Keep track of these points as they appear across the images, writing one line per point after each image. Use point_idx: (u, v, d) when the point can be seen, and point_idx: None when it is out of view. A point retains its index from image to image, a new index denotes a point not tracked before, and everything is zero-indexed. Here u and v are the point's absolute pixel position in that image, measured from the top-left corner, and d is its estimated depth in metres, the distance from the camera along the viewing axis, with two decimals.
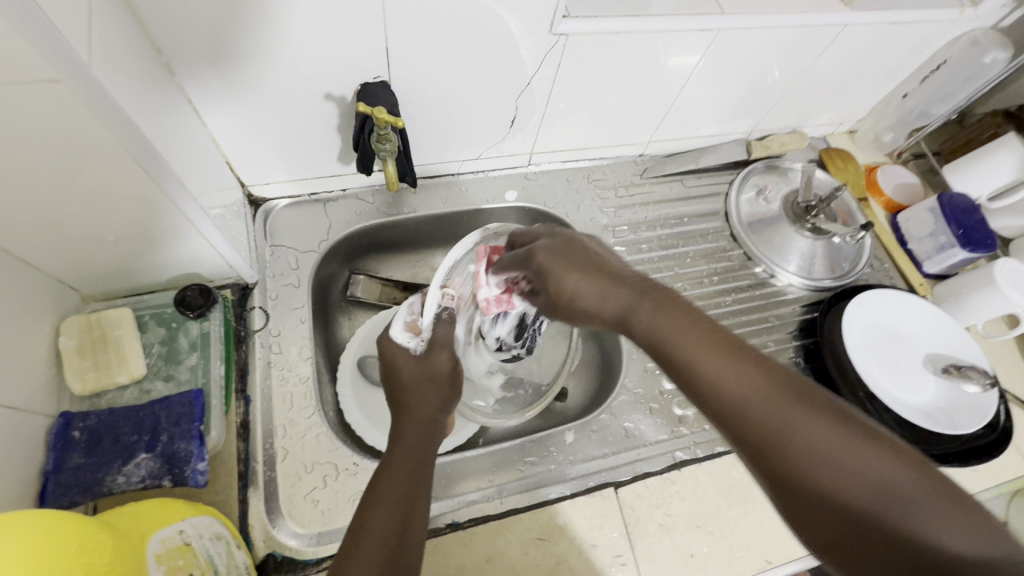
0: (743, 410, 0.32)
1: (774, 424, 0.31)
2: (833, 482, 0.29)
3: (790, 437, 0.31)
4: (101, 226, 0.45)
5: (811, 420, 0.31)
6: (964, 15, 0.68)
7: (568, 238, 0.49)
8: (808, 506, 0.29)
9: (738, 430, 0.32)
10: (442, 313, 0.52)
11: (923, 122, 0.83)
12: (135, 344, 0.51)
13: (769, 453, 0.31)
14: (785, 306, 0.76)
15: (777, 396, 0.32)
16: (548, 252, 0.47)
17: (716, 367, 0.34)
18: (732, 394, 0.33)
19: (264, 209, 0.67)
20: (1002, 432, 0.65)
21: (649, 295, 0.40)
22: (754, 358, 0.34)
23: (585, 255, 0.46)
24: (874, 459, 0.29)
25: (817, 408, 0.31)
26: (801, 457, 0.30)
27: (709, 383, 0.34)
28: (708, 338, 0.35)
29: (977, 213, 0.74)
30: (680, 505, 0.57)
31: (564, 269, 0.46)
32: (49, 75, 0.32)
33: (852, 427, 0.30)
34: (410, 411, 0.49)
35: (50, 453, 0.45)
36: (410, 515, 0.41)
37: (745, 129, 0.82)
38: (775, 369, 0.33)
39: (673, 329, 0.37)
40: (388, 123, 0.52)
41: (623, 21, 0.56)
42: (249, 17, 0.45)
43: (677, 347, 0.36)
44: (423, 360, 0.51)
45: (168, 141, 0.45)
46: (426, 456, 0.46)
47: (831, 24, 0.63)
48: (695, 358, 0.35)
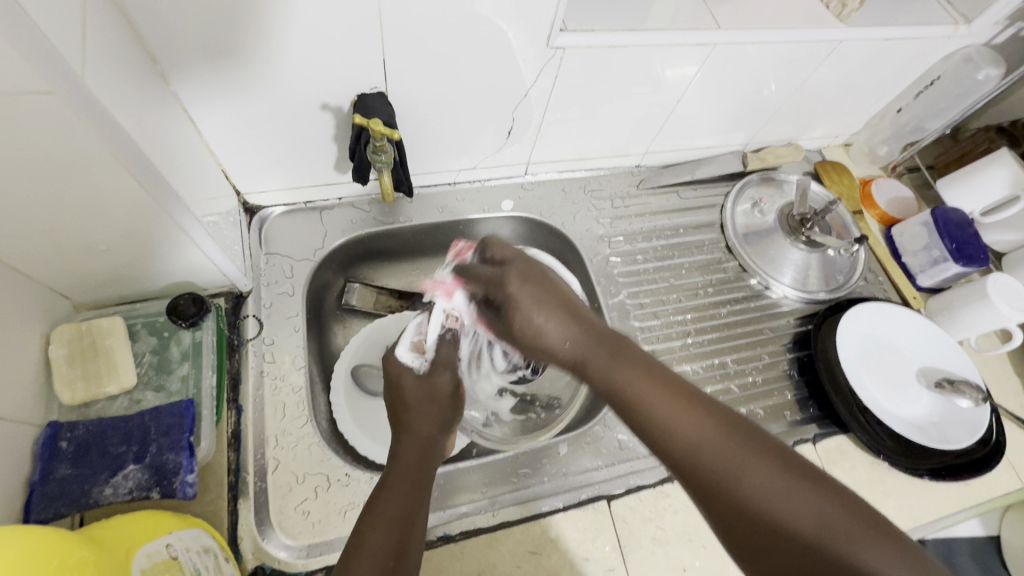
0: (697, 461, 0.37)
1: (724, 469, 0.36)
2: (769, 516, 0.34)
3: (737, 479, 0.35)
4: (93, 236, 0.45)
5: (754, 463, 0.36)
6: (957, 32, 0.69)
7: (528, 264, 0.49)
8: (750, 537, 0.34)
9: (690, 472, 0.37)
10: (445, 333, 0.56)
11: (917, 136, 0.83)
12: (126, 353, 0.51)
13: (719, 493, 0.36)
14: (779, 318, 0.76)
15: (725, 443, 0.37)
16: (517, 282, 0.47)
17: (673, 415, 0.39)
18: (684, 441, 0.38)
19: (259, 217, 0.67)
20: (993, 447, 0.65)
21: (606, 341, 0.44)
22: (702, 408, 0.39)
23: (548, 285, 0.47)
24: (805, 492, 0.34)
25: (759, 457, 0.36)
26: (748, 501, 0.35)
27: (663, 430, 0.39)
28: (661, 387, 0.41)
29: (970, 227, 0.74)
30: (673, 518, 0.57)
31: (528, 310, 0.46)
32: (42, 87, 0.32)
33: (789, 464, 0.36)
34: (411, 430, 0.50)
35: (36, 464, 0.44)
36: (408, 535, 0.41)
37: (741, 141, 0.83)
38: (722, 418, 0.38)
39: (631, 378, 0.42)
40: (385, 135, 0.52)
41: (620, 35, 0.56)
42: (247, 27, 0.45)
43: (636, 405, 0.40)
44: (426, 377, 0.53)
45: (163, 150, 0.45)
46: (425, 475, 0.46)
47: (826, 40, 0.64)
48: (652, 411, 0.40)
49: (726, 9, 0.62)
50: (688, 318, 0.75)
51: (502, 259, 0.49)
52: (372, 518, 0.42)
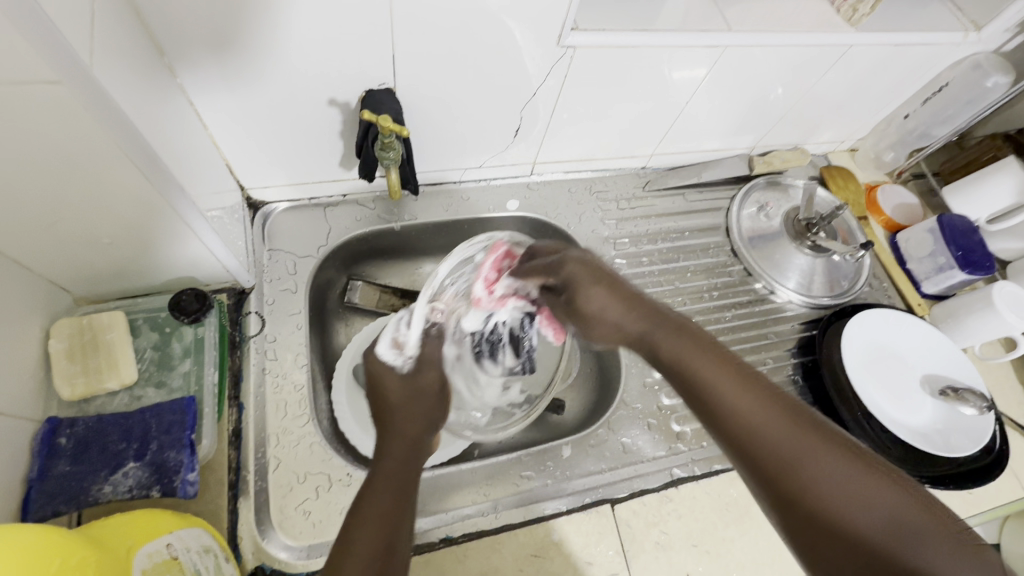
0: (758, 436, 0.36)
1: (789, 450, 0.35)
2: (836, 504, 0.32)
3: (803, 463, 0.34)
4: (95, 228, 0.44)
5: (822, 451, 0.34)
6: (966, 39, 0.69)
7: (591, 257, 0.51)
8: (810, 526, 0.33)
9: (753, 454, 0.36)
10: (428, 328, 0.54)
11: (923, 143, 0.83)
12: (127, 349, 0.50)
13: (781, 476, 0.35)
14: (784, 323, 0.76)
15: (792, 428, 0.36)
16: (578, 262, 0.49)
17: (731, 389, 0.39)
18: (749, 422, 0.37)
19: (263, 212, 0.66)
20: (998, 455, 0.65)
21: (668, 321, 0.44)
22: (768, 391, 0.38)
23: (610, 272, 0.49)
24: (871, 485, 0.33)
25: (827, 444, 0.35)
26: (812, 482, 0.34)
27: (722, 408, 0.38)
28: (723, 364, 0.40)
29: (975, 235, 0.74)
30: (676, 523, 0.57)
31: (589, 285, 0.48)
32: (47, 76, 0.31)
33: (854, 454, 0.34)
34: (396, 430, 0.48)
35: (35, 461, 0.43)
36: (396, 535, 0.40)
37: (748, 145, 0.82)
38: (789, 404, 0.37)
39: (693, 355, 0.41)
40: (393, 131, 0.51)
41: (631, 36, 0.56)
42: (256, 19, 0.45)
43: (701, 377, 0.40)
44: (411, 377, 0.52)
45: (168, 143, 0.44)
46: (411, 474, 0.45)
47: (836, 44, 0.63)
48: (718, 383, 0.39)
49: (737, 11, 0.62)
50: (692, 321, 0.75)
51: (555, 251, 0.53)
52: (357, 518, 0.40)
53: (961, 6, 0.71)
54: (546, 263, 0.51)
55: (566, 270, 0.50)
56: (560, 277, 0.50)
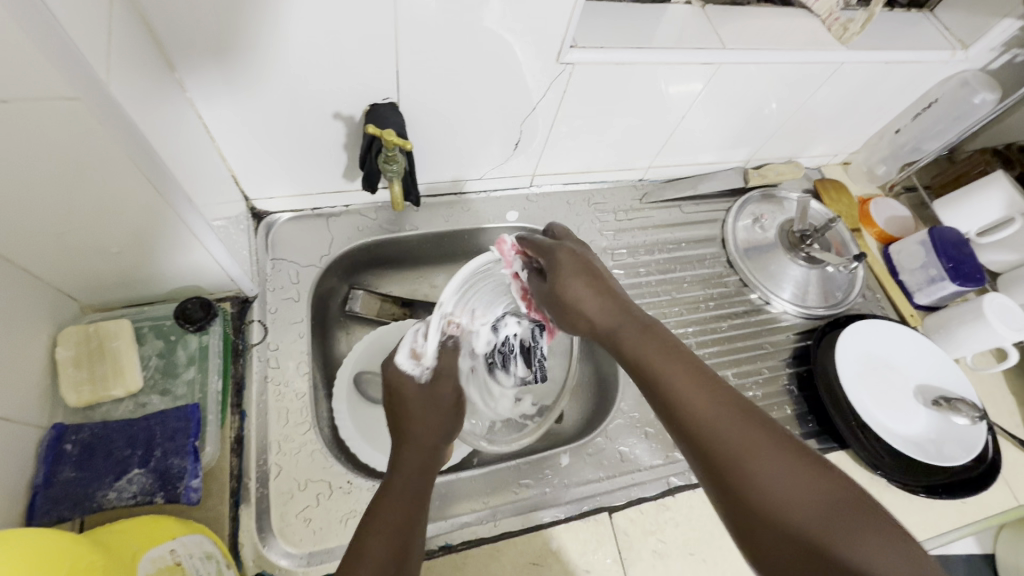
0: (703, 428, 0.38)
1: (730, 441, 0.37)
2: (775, 493, 0.34)
3: (746, 455, 0.36)
4: (105, 237, 0.45)
5: (766, 447, 0.36)
6: (954, 56, 0.71)
7: (581, 252, 0.54)
8: (747, 513, 0.35)
9: (699, 446, 0.38)
10: (445, 340, 0.54)
11: (914, 157, 0.85)
12: (133, 357, 0.51)
13: (725, 466, 0.36)
14: (779, 333, 0.77)
15: (740, 424, 0.37)
16: (569, 253, 0.52)
17: (683, 384, 0.40)
18: (699, 417, 0.38)
19: (266, 222, 0.67)
20: (989, 465, 0.66)
21: (636, 319, 0.47)
22: (718, 388, 0.40)
23: (594, 269, 0.52)
24: (808, 480, 0.34)
25: (767, 435, 0.37)
26: (750, 471, 0.35)
27: (675, 401, 0.40)
28: (686, 359, 0.42)
29: (966, 248, 0.76)
30: (674, 531, 0.57)
31: (572, 279, 0.50)
32: (66, 93, 0.32)
33: (796, 452, 0.36)
34: (413, 438, 0.50)
35: (41, 467, 0.44)
36: (403, 548, 0.42)
37: (743, 158, 0.84)
38: (735, 399, 0.39)
39: (653, 351, 0.43)
40: (397, 145, 0.53)
41: (628, 53, 0.58)
42: (264, 35, 0.46)
43: (658, 373, 0.42)
44: (427, 387, 0.53)
45: (177, 154, 0.45)
46: (424, 486, 0.47)
47: (827, 61, 0.65)
48: (671, 379, 0.41)
49: (730, 29, 0.64)
50: (689, 331, 0.76)
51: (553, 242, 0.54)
52: (372, 524, 0.42)
53: (949, 25, 0.73)
54: (540, 246, 0.54)
55: (555, 260, 0.52)
56: (549, 262, 0.52)
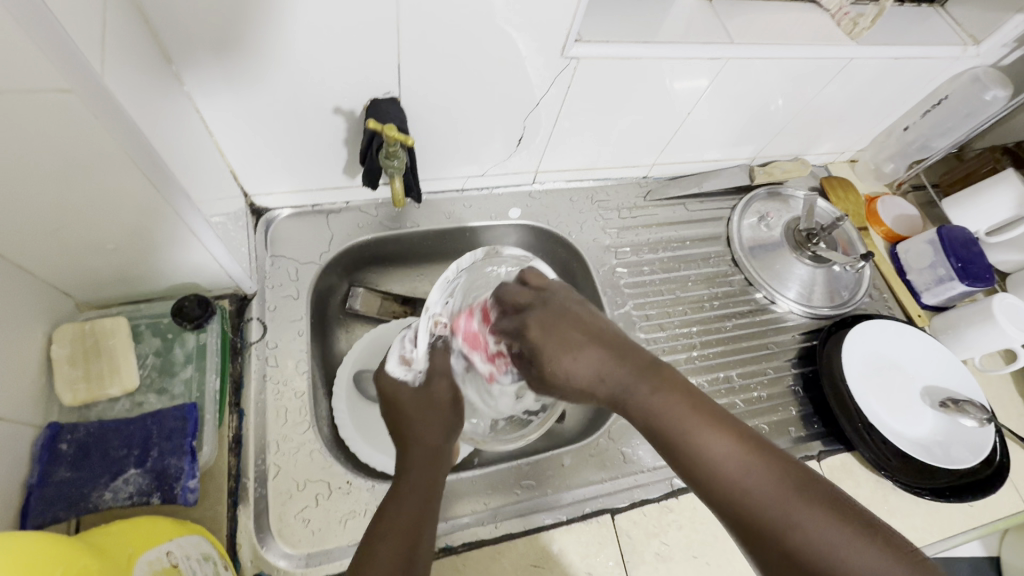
0: (746, 500, 0.37)
1: (778, 514, 0.35)
2: (833, 567, 0.33)
3: (794, 530, 0.35)
4: (100, 234, 0.44)
5: (808, 514, 0.35)
6: (965, 52, 0.69)
7: (564, 302, 0.48)
8: None
9: (741, 518, 0.37)
10: (434, 341, 0.54)
11: (923, 155, 0.84)
12: (129, 355, 0.50)
13: (773, 539, 0.35)
14: (784, 333, 0.76)
15: (780, 491, 0.36)
16: (544, 323, 0.47)
17: (717, 453, 0.39)
18: (740, 488, 0.37)
19: (265, 219, 0.66)
20: (998, 468, 0.65)
21: (649, 376, 0.43)
22: (755, 452, 0.38)
23: (580, 321, 0.47)
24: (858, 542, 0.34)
25: (813, 503, 0.35)
26: (803, 546, 0.34)
27: (708, 469, 0.39)
28: (707, 418, 0.41)
29: (975, 247, 0.74)
30: (677, 534, 0.57)
31: (558, 348, 0.45)
32: (59, 84, 0.32)
33: (838, 510, 0.35)
34: (416, 441, 0.49)
35: (35, 467, 0.43)
36: (414, 546, 0.42)
37: (749, 155, 0.83)
38: (776, 462, 0.38)
39: (677, 415, 0.41)
40: (398, 140, 0.52)
41: (634, 48, 0.57)
42: (261, 27, 0.45)
43: (688, 438, 0.40)
44: (421, 389, 0.53)
45: (174, 149, 0.44)
46: (432, 484, 0.47)
47: (836, 57, 0.64)
48: (703, 447, 0.39)
49: (738, 23, 0.62)
50: (693, 331, 0.75)
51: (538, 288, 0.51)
52: (377, 531, 0.42)
53: (960, 20, 0.71)
54: (513, 316, 0.50)
55: (531, 331, 0.47)
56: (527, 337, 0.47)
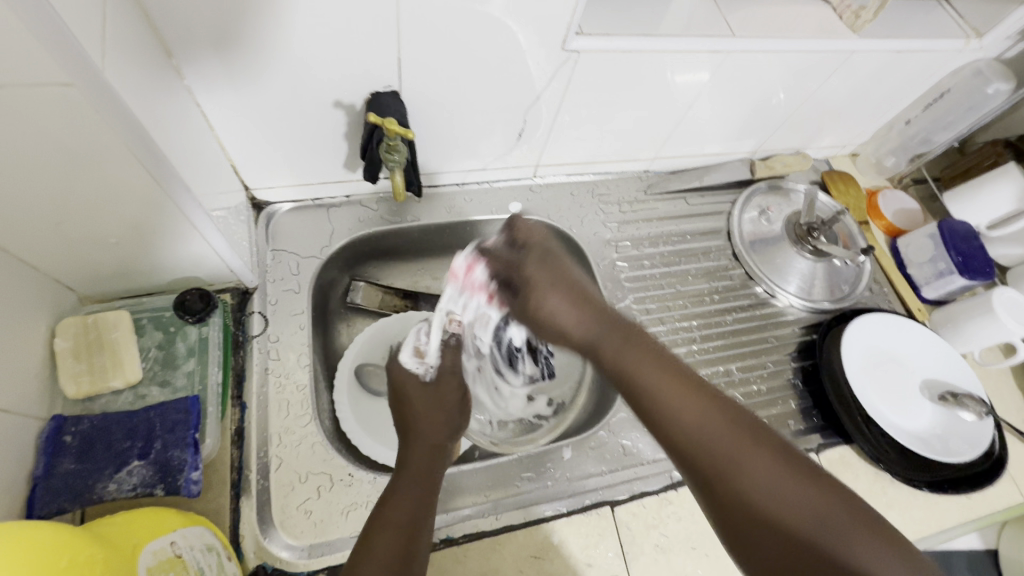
0: (696, 444, 0.37)
1: (725, 458, 0.36)
2: (772, 506, 0.34)
3: (740, 472, 0.35)
4: (103, 228, 0.44)
5: (758, 458, 0.36)
6: (968, 46, 0.69)
7: (551, 251, 0.45)
8: (745, 526, 0.35)
9: (692, 460, 0.37)
10: (449, 339, 0.57)
11: (924, 149, 0.84)
12: (132, 348, 0.50)
13: (719, 480, 0.36)
14: (784, 327, 0.76)
15: (734, 435, 0.37)
16: (540, 262, 0.44)
17: (675, 398, 0.39)
18: (694, 431, 0.37)
19: (266, 213, 0.66)
20: (996, 460, 0.65)
21: (616, 328, 0.43)
22: (712, 400, 0.39)
23: (568, 271, 0.45)
24: (802, 488, 0.34)
25: (761, 448, 0.36)
26: (749, 484, 0.35)
27: (666, 415, 0.39)
28: (665, 367, 0.40)
29: (976, 240, 0.75)
30: (676, 525, 0.57)
31: (546, 288, 0.43)
32: (60, 78, 0.32)
33: (790, 461, 0.36)
34: (419, 434, 0.51)
35: (40, 458, 0.44)
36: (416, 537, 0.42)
37: (749, 149, 0.83)
38: (731, 410, 0.38)
39: (637, 365, 0.41)
40: (398, 134, 0.52)
41: (635, 41, 0.56)
42: (260, 20, 0.45)
43: (645, 385, 0.40)
44: (430, 384, 0.55)
45: (175, 143, 0.44)
46: (433, 483, 0.47)
47: (838, 51, 0.64)
48: (660, 393, 0.39)
49: (740, 16, 0.62)
50: (693, 325, 0.75)
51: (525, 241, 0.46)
52: (380, 518, 0.43)
53: (963, 13, 0.71)
54: (505, 258, 0.46)
55: (524, 266, 0.45)
56: (517, 275, 0.44)
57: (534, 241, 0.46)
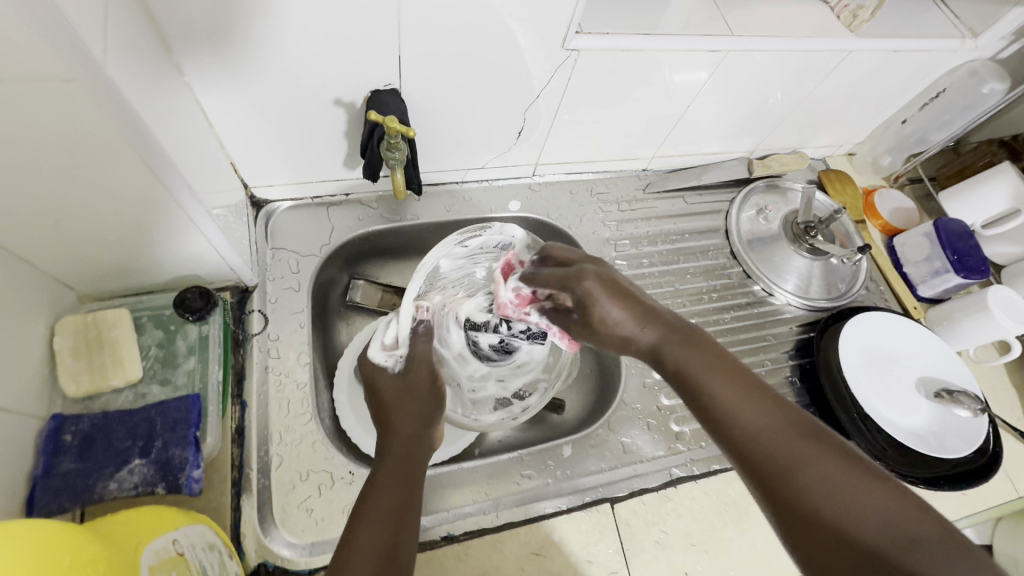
0: (759, 444, 0.36)
1: (789, 458, 0.35)
2: (837, 513, 0.32)
3: (804, 468, 0.34)
4: (102, 225, 0.44)
5: (820, 454, 0.35)
6: (963, 46, 0.69)
7: (605, 272, 0.47)
8: (803, 525, 0.33)
9: (755, 463, 0.36)
10: (417, 326, 0.55)
11: (920, 148, 0.84)
12: (132, 347, 0.50)
13: (780, 476, 0.35)
14: (782, 325, 0.77)
15: (794, 434, 0.36)
16: (593, 278, 0.45)
17: (734, 400, 0.38)
18: (755, 428, 0.37)
19: (266, 211, 0.66)
20: (991, 457, 0.66)
21: (678, 331, 0.43)
22: (776, 404, 0.38)
23: (628, 286, 0.46)
24: (871, 490, 0.33)
25: (827, 451, 0.35)
26: (811, 487, 0.34)
27: (728, 417, 0.38)
28: (729, 371, 0.40)
29: (972, 240, 0.75)
30: (676, 522, 0.57)
31: (608, 299, 0.45)
32: (62, 74, 0.32)
33: (857, 463, 0.34)
34: (392, 427, 0.49)
35: (40, 458, 0.43)
36: (399, 529, 0.41)
37: (747, 148, 0.83)
38: (793, 413, 0.38)
39: (698, 366, 0.41)
40: (399, 132, 0.51)
41: (634, 39, 0.57)
42: (261, 18, 0.45)
43: (706, 386, 0.40)
44: (402, 375, 0.52)
45: (176, 140, 0.44)
46: (410, 471, 0.45)
47: (836, 50, 0.64)
48: (727, 397, 0.39)
49: (739, 15, 0.63)
50: (691, 323, 0.75)
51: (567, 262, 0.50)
52: (363, 511, 0.41)
53: (959, 14, 0.72)
54: (558, 277, 0.47)
55: (580, 289, 0.46)
56: (578, 290, 0.45)
57: (575, 261, 0.49)
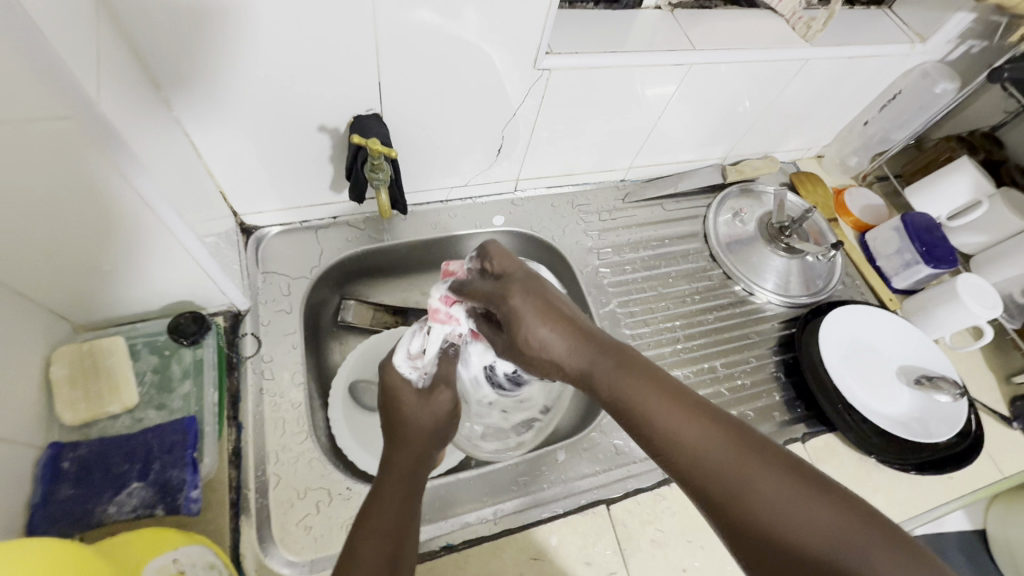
0: (706, 472, 0.38)
1: (733, 480, 0.37)
2: (785, 532, 0.35)
3: (750, 493, 0.36)
4: (96, 255, 0.45)
5: (763, 474, 0.37)
6: (913, 50, 0.74)
7: (529, 283, 0.48)
8: (755, 544, 0.36)
9: (705, 490, 0.38)
10: (446, 348, 0.56)
11: (883, 147, 0.88)
12: (128, 373, 0.51)
13: (727, 504, 0.37)
14: (764, 323, 0.79)
15: (735, 455, 0.38)
16: (521, 294, 0.47)
17: (674, 428, 0.40)
18: (699, 456, 0.39)
19: (256, 237, 0.68)
20: (973, 440, 0.68)
21: (609, 352, 0.45)
22: (715, 423, 0.40)
23: (550, 299, 0.48)
24: (813, 499, 0.36)
25: (770, 465, 0.37)
26: (757, 508, 0.36)
27: (674, 444, 0.40)
28: (668, 397, 0.42)
29: (938, 232, 0.78)
30: (671, 519, 0.58)
31: (536, 318, 0.46)
32: (59, 112, 0.34)
33: (795, 472, 0.37)
34: (403, 443, 0.51)
35: (39, 486, 0.44)
36: (399, 550, 0.42)
37: (720, 155, 0.86)
38: (731, 430, 0.39)
39: (634, 393, 0.42)
40: (382, 153, 0.54)
41: (602, 57, 0.60)
42: (246, 53, 0.47)
43: (650, 415, 0.41)
44: (424, 394, 0.54)
45: (167, 172, 0.46)
46: (414, 493, 0.47)
47: (793, 59, 0.68)
48: (667, 423, 0.41)
49: (698, 30, 0.66)
50: (676, 325, 0.77)
51: (502, 271, 0.49)
52: (365, 532, 0.43)
53: (906, 20, 0.76)
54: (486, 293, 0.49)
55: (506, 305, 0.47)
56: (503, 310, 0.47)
57: (511, 272, 0.49)
